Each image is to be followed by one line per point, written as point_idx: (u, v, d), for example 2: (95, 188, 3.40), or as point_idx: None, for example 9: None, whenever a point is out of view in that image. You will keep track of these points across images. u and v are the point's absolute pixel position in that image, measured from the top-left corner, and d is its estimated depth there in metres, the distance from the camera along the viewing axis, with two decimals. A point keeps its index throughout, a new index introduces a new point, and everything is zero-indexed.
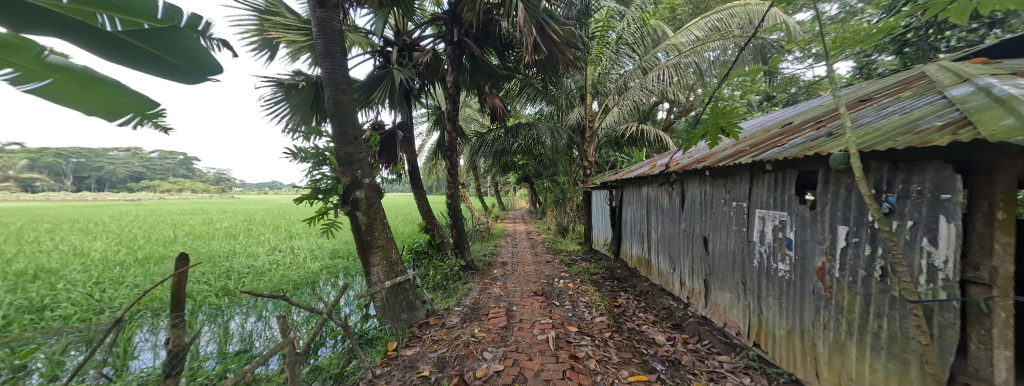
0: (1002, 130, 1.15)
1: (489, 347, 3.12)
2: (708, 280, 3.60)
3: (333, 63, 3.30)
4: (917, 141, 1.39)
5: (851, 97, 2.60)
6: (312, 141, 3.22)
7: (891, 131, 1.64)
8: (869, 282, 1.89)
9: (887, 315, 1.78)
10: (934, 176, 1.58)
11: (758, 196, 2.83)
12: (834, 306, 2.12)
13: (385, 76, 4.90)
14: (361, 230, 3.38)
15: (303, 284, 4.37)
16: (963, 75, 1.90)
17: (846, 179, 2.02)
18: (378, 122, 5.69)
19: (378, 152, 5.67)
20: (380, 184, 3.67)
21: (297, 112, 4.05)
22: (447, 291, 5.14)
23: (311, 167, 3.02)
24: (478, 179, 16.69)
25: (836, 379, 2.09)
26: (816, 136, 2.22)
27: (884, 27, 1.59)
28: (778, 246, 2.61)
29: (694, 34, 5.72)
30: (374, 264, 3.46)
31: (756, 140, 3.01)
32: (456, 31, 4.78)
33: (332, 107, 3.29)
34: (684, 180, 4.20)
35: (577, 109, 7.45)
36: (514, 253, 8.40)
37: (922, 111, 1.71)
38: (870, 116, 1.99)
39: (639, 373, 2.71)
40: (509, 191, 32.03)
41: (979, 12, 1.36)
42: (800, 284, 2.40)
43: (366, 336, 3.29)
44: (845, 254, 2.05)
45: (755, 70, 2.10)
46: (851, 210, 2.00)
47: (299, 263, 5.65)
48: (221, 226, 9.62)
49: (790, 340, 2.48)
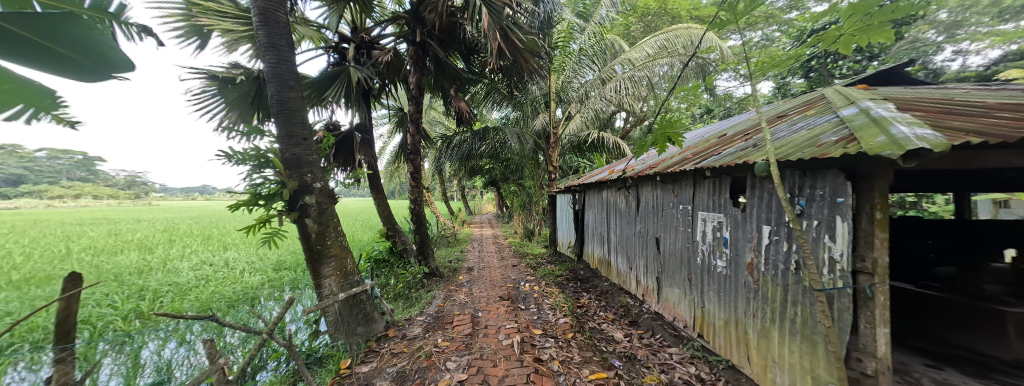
0: (876, 145, 1.40)
1: (453, 357, 3.03)
2: (660, 278, 3.88)
3: (278, 57, 3.03)
4: (819, 153, 1.64)
5: (771, 113, 2.99)
6: (251, 141, 2.89)
7: (800, 144, 1.91)
8: (787, 275, 2.16)
9: (800, 302, 2.07)
10: (831, 182, 1.87)
11: (700, 199, 3.12)
12: (760, 296, 2.40)
13: (340, 73, 4.58)
14: (311, 238, 3.11)
15: (239, 302, 3.88)
16: (851, 98, 2.28)
17: (769, 186, 2.31)
18: (333, 122, 5.32)
19: (332, 155, 5.27)
20: (333, 189, 3.43)
21: (233, 110, 3.62)
22: (408, 300, 4.92)
23: (251, 170, 2.70)
24: (443, 182, 16.31)
25: (763, 362, 2.36)
26: (745, 146, 2.52)
27: (793, 55, 1.85)
28: (717, 245, 2.89)
29: (646, 50, 6.19)
30: (326, 276, 3.20)
31: (698, 149, 3.32)
32: (419, 32, 4.63)
33: (277, 104, 3.02)
34: (638, 185, 4.49)
35: (542, 115, 7.69)
36: (480, 258, 8.31)
37: (822, 127, 2.02)
38: (785, 130, 2.31)
39: (598, 371, 2.82)
40: (476, 196, 31.80)
41: (860, 46, 1.64)
42: (734, 278, 2.68)
43: (315, 355, 2.98)
44: (768, 249, 2.33)
45: (695, 86, 2.33)
46: (772, 211, 2.30)
47: (236, 278, 5.03)
48: (133, 238, 8.21)
49: (727, 329, 2.75)
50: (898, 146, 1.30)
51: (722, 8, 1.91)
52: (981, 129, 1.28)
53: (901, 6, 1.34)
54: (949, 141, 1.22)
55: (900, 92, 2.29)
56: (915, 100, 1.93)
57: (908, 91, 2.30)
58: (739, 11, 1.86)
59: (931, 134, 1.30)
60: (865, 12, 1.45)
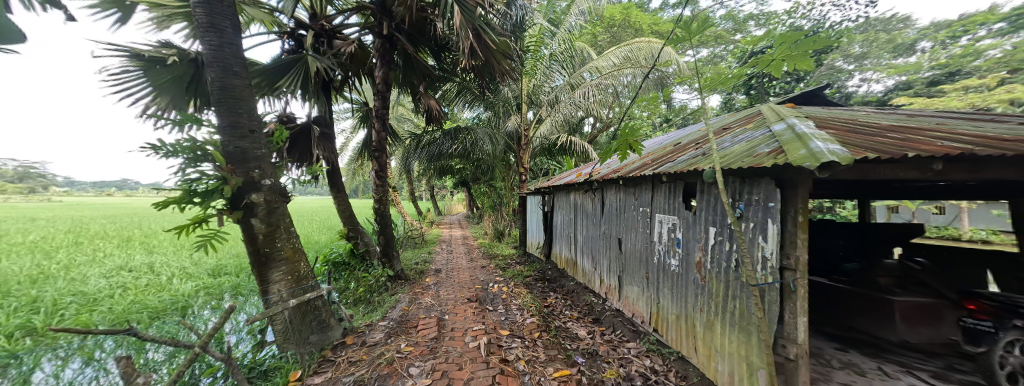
0: (799, 157, 1.59)
1: (416, 362, 2.93)
2: (621, 277, 4.09)
3: (220, 39, 2.73)
4: (755, 162, 1.83)
5: (718, 126, 3.28)
6: (184, 132, 2.56)
7: (740, 154, 2.12)
8: (728, 271, 2.37)
9: (738, 296, 2.28)
10: (765, 189, 2.09)
11: (658, 203, 3.35)
12: (706, 291, 2.61)
13: (296, 62, 4.23)
14: (257, 241, 2.82)
15: (166, 312, 3.42)
16: (782, 115, 2.58)
17: (715, 191, 2.53)
18: (287, 114, 4.90)
19: (286, 150, 4.85)
20: (285, 187, 3.16)
21: (163, 95, 3.19)
22: (370, 304, 4.69)
23: (184, 164, 2.37)
24: (410, 182, 15.75)
25: (708, 352, 2.56)
26: (696, 154, 2.74)
27: (736, 74, 2.04)
28: (671, 245, 3.11)
29: (612, 60, 6.48)
30: (275, 281, 2.93)
31: (656, 156, 3.56)
32: (386, 25, 4.41)
33: (217, 91, 2.71)
34: (603, 188, 4.69)
35: (513, 117, 7.77)
36: (448, 259, 8.17)
37: (758, 140, 2.26)
38: (728, 142, 2.56)
39: (562, 368, 2.90)
40: (445, 196, 31.22)
41: (788, 71, 1.84)
42: (685, 275, 2.90)
43: (260, 368, 2.65)
44: (713, 249, 2.54)
45: (653, 97, 2.48)
46: (716, 214, 2.52)
47: (164, 286, 4.40)
48: (26, 239, 6.88)
49: (678, 322, 2.96)
50: (815, 159, 1.49)
51: (677, 25, 2.05)
52: (876, 146, 1.50)
53: (818, 37, 1.54)
54: (853, 155, 1.42)
55: (819, 111, 2.64)
56: (828, 119, 2.24)
57: (826, 111, 2.64)
58: (692, 31, 2.01)
59: (840, 149, 1.51)
60: (793, 41, 1.64)
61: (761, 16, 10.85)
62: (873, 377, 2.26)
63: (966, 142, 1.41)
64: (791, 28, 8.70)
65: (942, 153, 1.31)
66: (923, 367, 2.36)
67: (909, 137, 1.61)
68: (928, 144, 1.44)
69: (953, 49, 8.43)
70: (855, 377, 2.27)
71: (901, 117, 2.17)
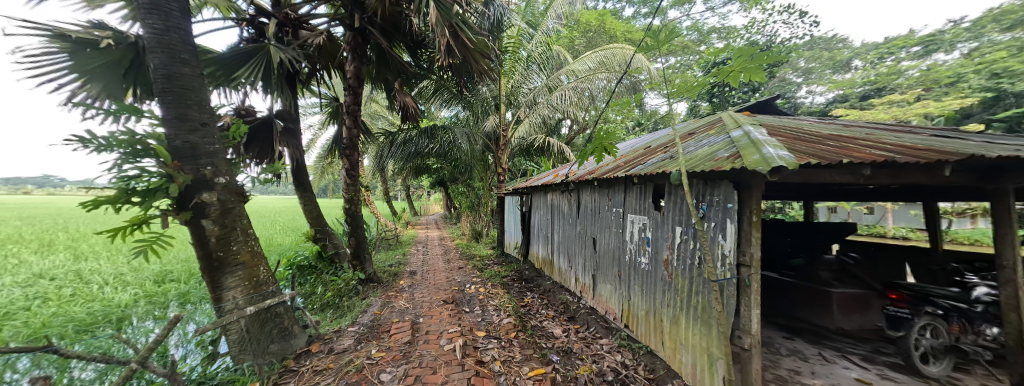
0: (753, 161, 1.72)
1: (388, 368, 2.82)
2: (596, 275, 4.21)
3: (165, 22, 2.47)
4: (716, 166, 1.94)
5: (684, 131, 3.47)
6: (120, 123, 2.28)
7: (703, 158, 2.26)
8: (692, 268, 2.49)
9: (699, 291, 2.41)
10: (724, 191, 2.25)
11: (630, 203, 3.47)
12: (672, 288, 2.74)
13: (256, 52, 3.92)
14: (209, 244, 2.57)
15: (98, 325, 3.04)
16: (740, 122, 2.77)
17: (680, 192, 2.67)
18: (246, 107, 4.55)
19: (244, 146, 4.49)
20: (243, 186, 2.94)
21: (95, 82, 2.85)
22: (339, 309, 4.45)
23: (120, 159, 2.11)
24: (385, 181, 15.26)
25: (674, 345, 2.69)
26: (664, 158, 2.88)
27: (702, 82, 2.14)
28: (642, 244, 3.25)
29: (588, 64, 6.67)
30: (230, 287, 2.69)
31: (629, 158, 3.69)
32: (357, 17, 4.17)
33: (160, 80, 2.45)
34: (579, 189, 4.81)
35: (492, 117, 7.73)
36: (424, 261, 7.97)
37: (718, 145, 2.42)
38: (693, 146, 2.71)
39: (538, 367, 2.93)
40: (422, 196, 30.54)
41: (746, 81, 1.96)
42: (654, 273, 3.03)
43: (211, 382, 2.34)
44: (679, 247, 2.67)
45: (626, 102, 2.56)
46: (682, 214, 2.65)
47: (95, 296, 3.91)
48: None
49: (647, 318, 3.09)
50: (766, 163, 1.62)
51: (647, 34, 2.13)
52: (818, 153, 1.65)
53: (771, 52, 1.66)
54: (798, 161, 1.56)
55: (772, 120, 2.87)
56: (779, 127, 2.44)
57: (779, 120, 2.86)
58: (660, 40, 2.09)
59: (788, 155, 1.64)
60: (750, 54, 1.76)
61: (723, 30, 11.74)
62: (814, 362, 2.49)
63: (889, 151, 1.59)
64: (749, 42, 9.45)
65: (870, 160, 1.46)
66: (854, 351, 2.66)
67: (844, 145, 1.80)
68: (859, 152, 1.61)
69: (880, 68, 9.60)
70: (800, 362, 2.49)
71: (839, 127, 2.41)
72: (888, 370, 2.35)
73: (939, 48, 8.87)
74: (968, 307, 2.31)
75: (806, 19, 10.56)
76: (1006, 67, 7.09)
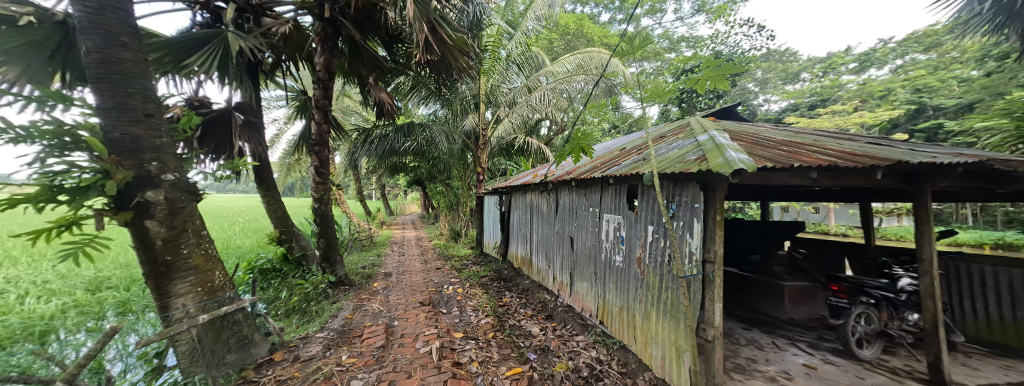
0: (717, 163, 1.82)
1: (360, 374, 2.70)
2: (573, 274, 4.29)
3: (100, 1, 2.22)
4: (684, 168, 2.05)
5: (656, 134, 3.62)
6: (45, 111, 2.01)
7: (673, 160, 2.37)
8: (662, 265, 2.60)
9: (669, 287, 2.51)
10: (691, 193, 2.38)
11: (606, 203, 3.58)
12: (644, 284, 2.85)
13: (212, 38, 3.61)
14: (154, 247, 2.33)
15: (11, 342, 2.65)
16: (707, 127, 2.93)
17: (652, 192, 2.78)
18: (200, 98, 4.17)
19: (198, 139, 4.13)
20: (194, 184, 2.69)
21: (14, 63, 2.45)
22: (306, 315, 4.21)
23: (45, 152, 1.84)
24: (358, 179, 14.64)
25: (646, 340, 2.79)
26: (638, 159, 2.99)
27: (674, 87, 2.23)
28: (616, 243, 3.35)
29: (566, 66, 6.74)
30: (179, 294, 2.46)
31: (605, 159, 3.80)
32: (328, 8, 3.93)
33: (93, 65, 2.18)
34: (558, 189, 4.88)
35: (471, 116, 7.65)
36: (400, 262, 7.76)
37: (686, 148, 2.56)
38: (664, 148, 2.84)
39: (515, 366, 2.95)
40: (399, 195, 29.63)
41: (711, 89, 2.08)
42: (628, 271, 3.13)
43: None
44: (651, 245, 2.78)
45: (603, 104, 2.63)
46: (653, 214, 2.77)
47: (12, 307, 3.42)
48: None
49: (621, 314, 3.19)
50: (729, 166, 1.72)
51: (622, 39, 2.20)
52: (774, 157, 1.78)
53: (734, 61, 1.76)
54: (757, 164, 1.67)
55: (734, 125, 3.07)
56: (740, 133, 2.61)
57: (740, 126, 3.06)
58: (635, 46, 2.16)
59: (748, 159, 1.77)
60: (716, 64, 1.86)
61: (691, 39, 12.48)
62: (768, 350, 2.69)
63: (832, 156, 1.75)
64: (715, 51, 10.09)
65: (818, 164, 1.60)
66: (801, 339, 2.92)
67: (796, 150, 1.96)
68: (809, 157, 1.76)
69: (826, 80, 10.61)
70: (757, 351, 2.68)
71: (791, 134, 2.62)
72: (830, 354, 2.60)
73: (872, 65, 9.96)
74: (895, 296, 2.61)
75: (763, 32, 11.46)
76: (926, 84, 8.10)
